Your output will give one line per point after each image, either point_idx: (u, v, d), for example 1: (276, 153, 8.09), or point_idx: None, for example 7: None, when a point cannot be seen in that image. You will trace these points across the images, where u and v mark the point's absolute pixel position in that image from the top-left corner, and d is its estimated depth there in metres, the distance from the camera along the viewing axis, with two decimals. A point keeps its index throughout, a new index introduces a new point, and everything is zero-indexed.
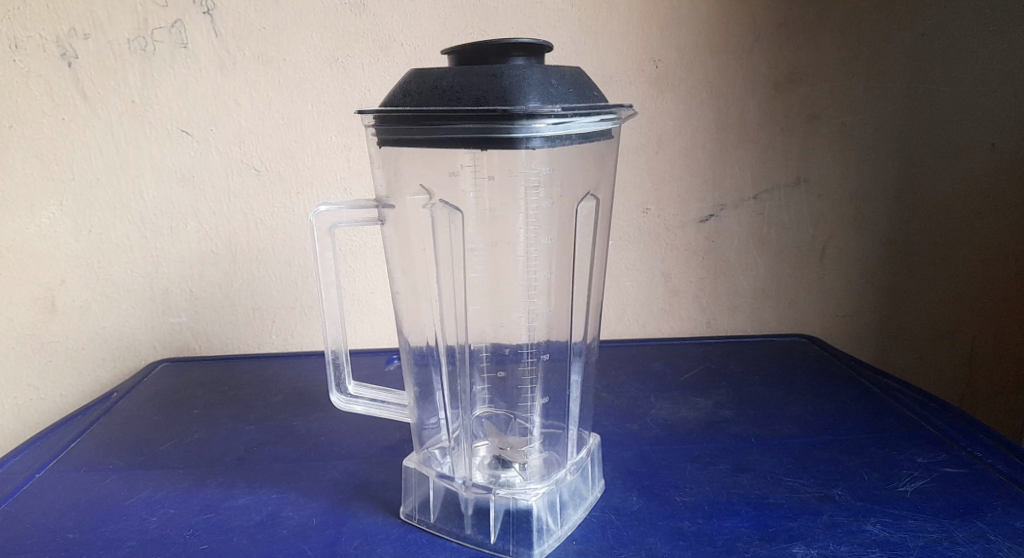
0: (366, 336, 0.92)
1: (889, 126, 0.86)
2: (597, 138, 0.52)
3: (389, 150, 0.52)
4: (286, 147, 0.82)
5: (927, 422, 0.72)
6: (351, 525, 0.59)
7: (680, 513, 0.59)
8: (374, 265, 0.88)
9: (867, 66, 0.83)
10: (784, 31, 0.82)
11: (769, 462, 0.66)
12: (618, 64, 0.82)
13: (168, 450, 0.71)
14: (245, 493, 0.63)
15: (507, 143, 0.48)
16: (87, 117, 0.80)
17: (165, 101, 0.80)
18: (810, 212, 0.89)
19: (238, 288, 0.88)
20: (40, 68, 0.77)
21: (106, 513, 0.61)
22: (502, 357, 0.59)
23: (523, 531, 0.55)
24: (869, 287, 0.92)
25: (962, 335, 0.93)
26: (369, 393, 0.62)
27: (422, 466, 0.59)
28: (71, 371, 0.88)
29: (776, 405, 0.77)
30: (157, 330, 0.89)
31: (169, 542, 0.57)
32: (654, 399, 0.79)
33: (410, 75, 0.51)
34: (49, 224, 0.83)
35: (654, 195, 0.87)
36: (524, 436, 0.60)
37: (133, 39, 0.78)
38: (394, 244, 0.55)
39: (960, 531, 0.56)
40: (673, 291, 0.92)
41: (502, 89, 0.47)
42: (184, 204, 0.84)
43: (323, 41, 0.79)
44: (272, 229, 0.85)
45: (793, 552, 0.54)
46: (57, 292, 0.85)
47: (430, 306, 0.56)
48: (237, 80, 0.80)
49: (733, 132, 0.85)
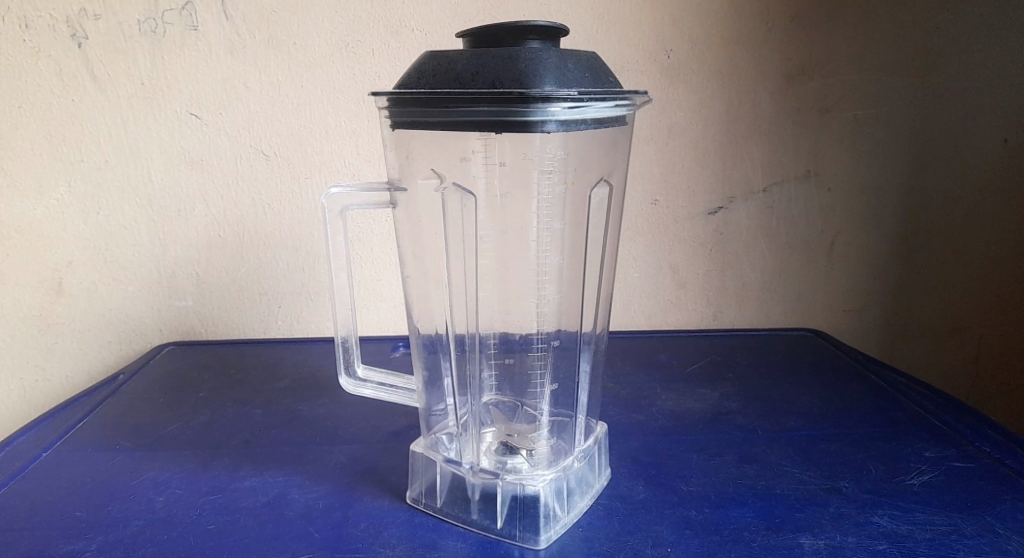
0: (373, 323, 0.92)
1: (902, 121, 0.85)
2: (612, 125, 0.52)
3: (402, 133, 0.52)
4: (296, 132, 0.82)
5: (935, 418, 0.71)
6: (358, 508, 0.59)
7: (687, 503, 0.59)
8: (382, 252, 0.88)
9: (882, 58, 0.83)
10: (799, 22, 0.81)
11: (776, 454, 0.66)
12: (630, 53, 0.81)
13: (174, 432, 0.71)
14: (252, 475, 0.63)
15: (522, 127, 0.47)
16: (96, 98, 0.79)
17: (176, 84, 0.80)
18: (820, 205, 0.88)
19: (244, 273, 0.88)
20: (51, 48, 0.77)
21: (113, 493, 0.61)
22: (511, 345, 0.60)
23: (530, 517, 0.55)
24: (877, 281, 0.92)
25: (969, 333, 0.93)
26: (378, 376, 0.61)
27: (429, 450, 0.59)
28: (77, 354, 0.88)
29: (782, 398, 0.77)
30: (164, 313, 0.89)
31: (177, 522, 0.57)
32: (660, 389, 0.79)
33: (424, 58, 0.50)
34: (57, 206, 0.82)
35: (663, 186, 0.87)
36: (532, 423, 0.60)
37: (143, 20, 0.77)
38: (405, 227, 0.55)
39: (968, 525, 0.56)
40: (679, 282, 0.92)
41: (517, 72, 0.47)
42: (192, 188, 0.84)
43: (333, 25, 0.79)
44: (281, 213, 0.85)
45: (800, 543, 0.54)
46: (65, 274, 0.85)
47: (440, 292, 0.56)
48: (246, 63, 0.80)
49: (745, 124, 0.85)
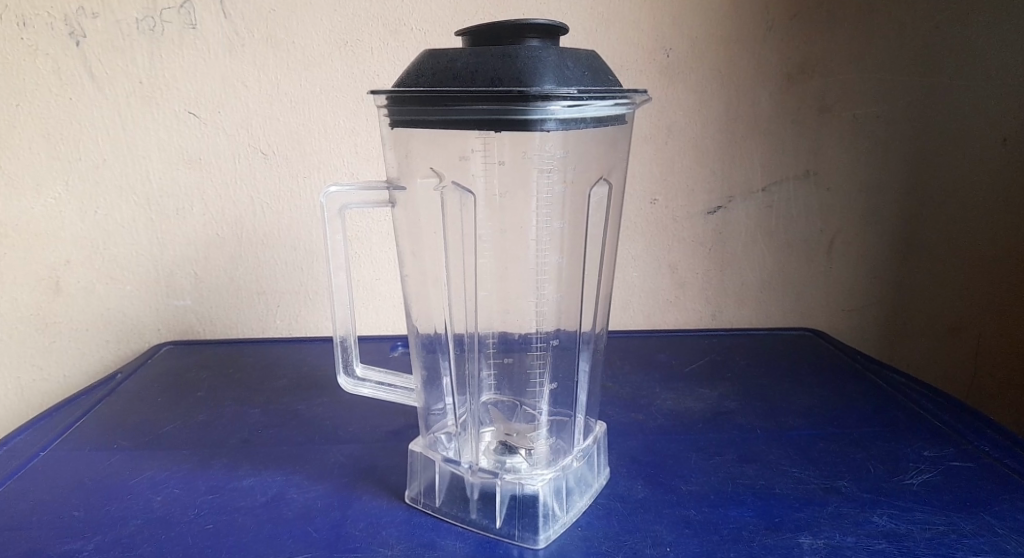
0: (371, 322, 0.92)
1: (901, 121, 0.85)
2: (611, 124, 0.51)
3: (401, 132, 0.51)
4: (295, 131, 0.82)
5: (935, 417, 0.71)
6: (356, 508, 0.59)
7: (686, 502, 0.59)
8: (380, 251, 0.88)
9: (881, 58, 0.83)
10: (798, 22, 0.81)
11: (775, 453, 0.66)
12: (630, 52, 0.81)
13: (173, 431, 0.70)
14: (250, 475, 0.63)
15: (522, 125, 0.47)
16: (94, 97, 0.79)
17: (174, 83, 0.79)
18: (819, 205, 0.88)
19: (243, 272, 0.88)
20: (48, 47, 0.77)
21: (111, 492, 0.61)
22: (510, 345, 0.60)
23: (529, 516, 0.55)
24: (876, 281, 0.92)
25: (967, 333, 0.93)
26: (377, 376, 0.61)
27: (428, 450, 0.59)
28: (75, 353, 0.88)
29: (781, 397, 0.77)
30: (162, 312, 0.89)
31: (175, 522, 0.57)
32: (659, 389, 0.79)
33: (424, 56, 0.50)
34: (55, 205, 0.82)
35: (662, 185, 0.87)
36: (531, 423, 0.60)
37: (141, 19, 0.77)
38: (404, 226, 0.55)
39: (967, 525, 0.56)
40: (678, 281, 0.92)
41: (517, 70, 0.47)
42: (190, 187, 0.83)
43: (332, 24, 0.79)
44: (280, 212, 0.85)
45: (799, 542, 0.54)
46: (62, 273, 0.85)
47: (439, 292, 0.56)
48: (245, 62, 0.79)
49: (744, 124, 0.84)
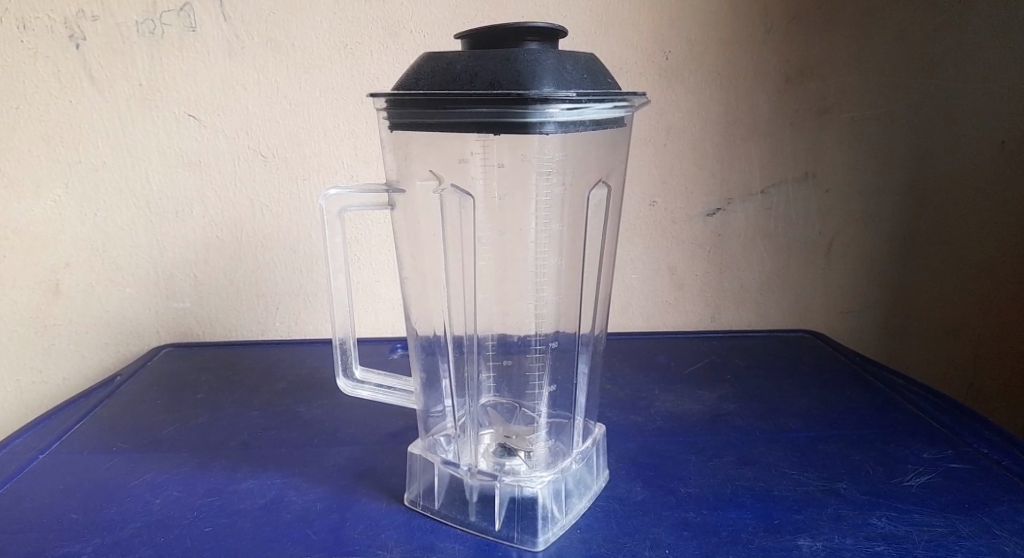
0: (371, 324, 0.92)
1: (899, 123, 0.85)
2: (610, 127, 0.51)
3: (400, 134, 0.52)
4: (294, 133, 0.82)
5: (934, 419, 0.71)
6: (356, 510, 0.59)
7: (685, 504, 0.59)
8: (379, 253, 0.88)
9: (879, 59, 0.83)
10: (797, 24, 0.81)
11: (774, 455, 0.66)
12: (628, 54, 0.81)
13: (172, 434, 0.70)
14: (250, 477, 0.63)
15: (521, 128, 0.47)
16: (94, 100, 0.79)
17: (173, 85, 0.80)
18: (818, 207, 0.89)
19: (242, 274, 0.88)
20: (48, 49, 0.77)
21: (110, 495, 0.61)
22: (509, 347, 0.60)
23: (528, 518, 0.55)
24: (874, 282, 0.92)
25: (965, 334, 0.93)
26: (376, 378, 0.61)
27: (427, 452, 0.59)
28: (74, 355, 0.88)
29: (780, 399, 0.77)
30: (162, 314, 0.89)
31: (174, 524, 0.57)
32: (659, 391, 0.79)
33: (423, 59, 0.50)
34: (55, 207, 0.82)
35: (661, 187, 0.87)
36: (530, 425, 0.60)
37: (141, 22, 0.77)
38: (403, 229, 0.55)
39: (965, 526, 0.56)
40: (677, 283, 0.92)
41: (516, 73, 0.47)
42: (189, 189, 0.84)
43: (331, 26, 0.79)
44: (278, 215, 0.85)
45: (798, 544, 0.54)
46: (62, 275, 0.85)
47: (438, 294, 0.56)
48: (244, 64, 0.79)
49: (743, 126, 0.85)
